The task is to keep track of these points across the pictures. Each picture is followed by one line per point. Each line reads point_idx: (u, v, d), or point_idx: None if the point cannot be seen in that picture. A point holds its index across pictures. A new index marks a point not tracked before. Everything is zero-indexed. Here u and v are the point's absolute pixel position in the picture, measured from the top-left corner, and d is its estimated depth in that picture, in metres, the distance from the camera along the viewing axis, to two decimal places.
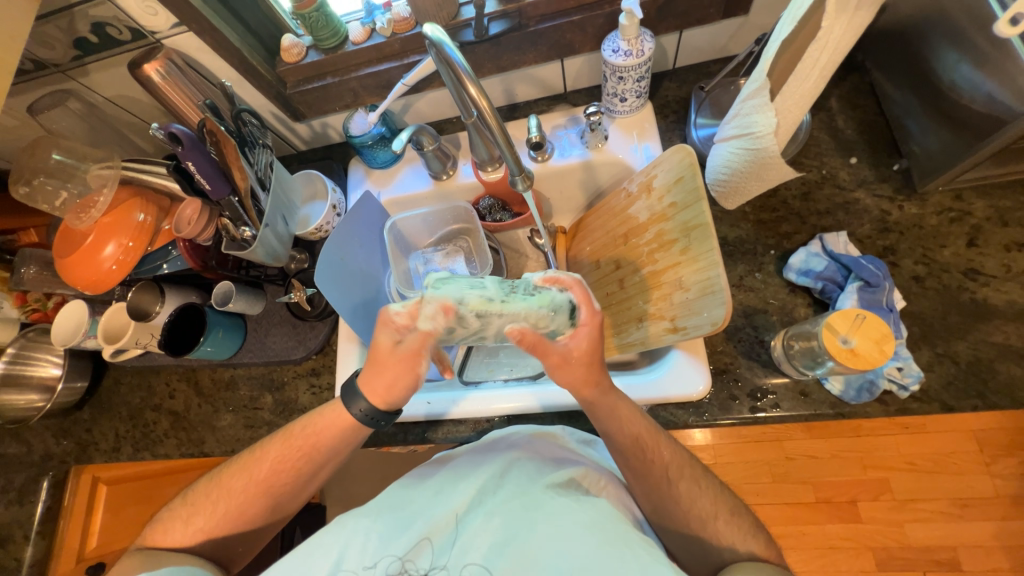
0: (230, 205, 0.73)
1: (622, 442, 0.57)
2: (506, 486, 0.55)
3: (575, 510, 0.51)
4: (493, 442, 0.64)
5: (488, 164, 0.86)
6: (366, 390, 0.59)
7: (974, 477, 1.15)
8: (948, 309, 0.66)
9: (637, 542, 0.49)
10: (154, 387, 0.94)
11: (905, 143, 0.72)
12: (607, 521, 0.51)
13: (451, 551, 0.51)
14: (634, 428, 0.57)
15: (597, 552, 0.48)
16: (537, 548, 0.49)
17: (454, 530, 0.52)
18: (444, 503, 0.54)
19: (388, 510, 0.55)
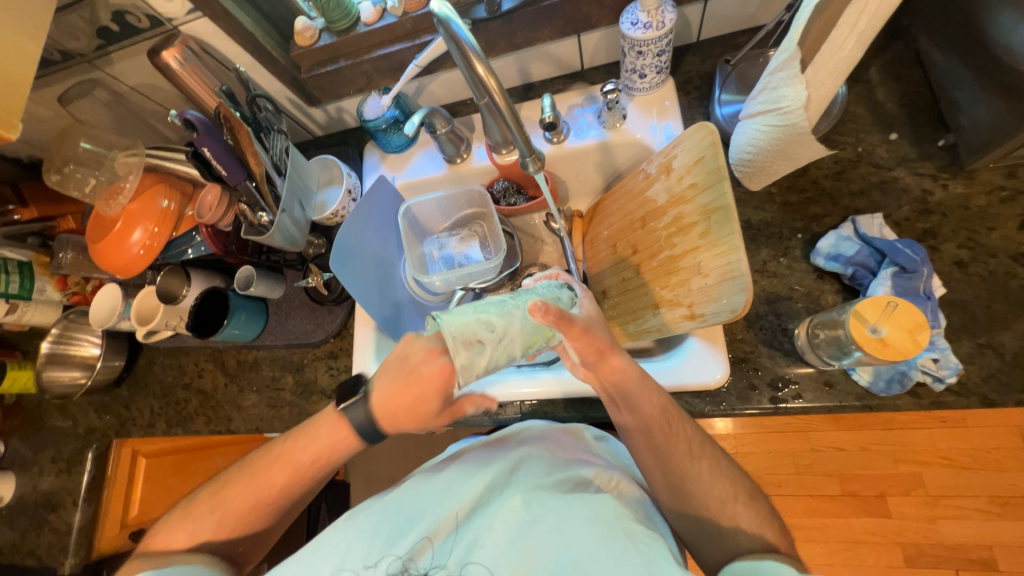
0: (247, 190, 0.75)
1: (642, 420, 0.56)
2: (513, 485, 0.55)
3: (579, 506, 0.51)
4: (506, 438, 0.63)
5: (502, 147, 0.84)
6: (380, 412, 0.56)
7: (1017, 475, 1.18)
8: (994, 296, 0.61)
9: (643, 536, 0.50)
10: (185, 367, 0.98)
11: (951, 116, 0.67)
12: (612, 515, 0.51)
13: (454, 550, 0.51)
14: (647, 415, 0.56)
15: (602, 546, 0.48)
16: (539, 543, 0.49)
17: (458, 530, 0.52)
18: (449, 501, 0.54)
19: (396, 506, 0.55)
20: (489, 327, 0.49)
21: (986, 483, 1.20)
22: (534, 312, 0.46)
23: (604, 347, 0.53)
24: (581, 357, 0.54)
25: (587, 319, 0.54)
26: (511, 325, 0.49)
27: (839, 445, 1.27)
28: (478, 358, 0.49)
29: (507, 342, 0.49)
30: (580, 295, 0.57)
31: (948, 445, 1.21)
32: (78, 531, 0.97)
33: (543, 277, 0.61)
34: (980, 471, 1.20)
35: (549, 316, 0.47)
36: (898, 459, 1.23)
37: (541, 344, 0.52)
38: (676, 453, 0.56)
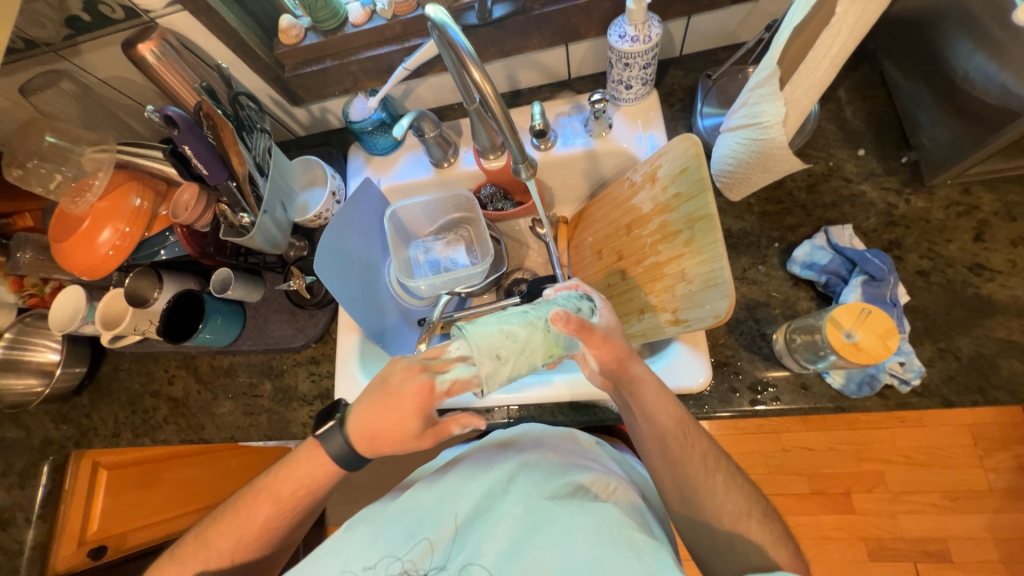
0: (228, 190, 0.72)
1: (657, 427, 0.57)
2: (513, 492, 0.55)
3: (580, 512, 0.52)
4: (505, 443, 0.63)
5: (490, 152, 0.85)
6: (354, 436, 0.55)
7: (967, 470, 1.29)
8: (952, 304, 0.66)
9: (644, 545, 0.50)
10: (153, 373, 0.93)
11: (914, 135, 0.71)
12: (614, 525, 0.51)
13: (453, 559, 0.51)
14: (657, 423, 0.57)
15: (605, 555, 0.48)
16: (541, 552, 0.49)
17: (457, 539, 0.52)
18: (450, 507, 0.54)
19: (395, 515, 0.55)
20: (512, 338, 0.49)
21: (941, 478, 1.29)
22: (556, 321, 0.48)
23: (625, 354, 0.54)
24: (599, 365, 0.55)
25: (606, 327, 0.55)
26: (534, 336, 0.50)
27: (807, 445, 1.35)
28: (502, 368, 0.49)
29: (530, 351, 0.50)
30: (600, 305, 0.57)
31: (906, 443, 1.31)
32: (31, 550, 0.91)
33: (562, 287, 0.61)
34: (935, 468, 1.29)
35: (570, 324, 0.49)
36: (861, 457, 1.32)
37: (561, 353, 0.52)
38: (664, 451, 0.58)
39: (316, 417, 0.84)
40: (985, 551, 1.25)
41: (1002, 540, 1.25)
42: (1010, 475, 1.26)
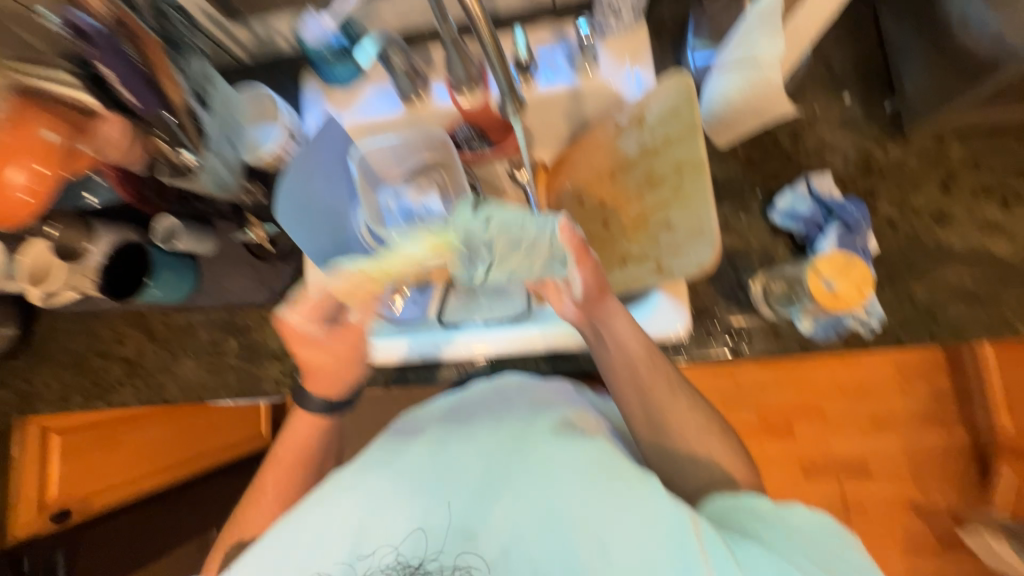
0: (164, 123, 0.63)
1: (628, 356, 0.65)
2: (504, 435, 0.54)
3: (567, 449, 0.51)
4: (492, 395, 0.63)
5: (465, 85, 0.77)
6: (313, 380, 0.74)
7: (891, 397, 1.45)
8: (913, 250, 0.69)
9: (632, 472, 0.48)
10: (98, 332, 0.85)
11: (898, 80, 0.71)
12: (601, 454, 0.50)
13: (438, 505, 0.49)
14: (620, 351, 0.65)
15: (592, 485, 0.47)
16: (533, 487, 0.48)
17: (442, 486, 0.50)
18: (436, 461, 0.52)
19: (378, 465, 0.52)
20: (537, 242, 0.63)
21: (870, 405, 1.46)
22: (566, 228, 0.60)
23: (605, 285, 0.64)
24: (585, 291, 0.64)
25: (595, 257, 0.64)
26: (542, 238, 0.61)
27: (758, 381, 1.48)
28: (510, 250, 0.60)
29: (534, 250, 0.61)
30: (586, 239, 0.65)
31: (844, 376, 1.46)
32: None
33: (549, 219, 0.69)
34: (865, 396, 1.46)
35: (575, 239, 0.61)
36: (805, 390, 1.47)
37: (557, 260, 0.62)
38: (642, 381, 0.64)
39: (290, 373, 0.81)
40: (897, 464, 1.45)
41: (913, 454, 1.45)
42: (926, 399, 1.45)
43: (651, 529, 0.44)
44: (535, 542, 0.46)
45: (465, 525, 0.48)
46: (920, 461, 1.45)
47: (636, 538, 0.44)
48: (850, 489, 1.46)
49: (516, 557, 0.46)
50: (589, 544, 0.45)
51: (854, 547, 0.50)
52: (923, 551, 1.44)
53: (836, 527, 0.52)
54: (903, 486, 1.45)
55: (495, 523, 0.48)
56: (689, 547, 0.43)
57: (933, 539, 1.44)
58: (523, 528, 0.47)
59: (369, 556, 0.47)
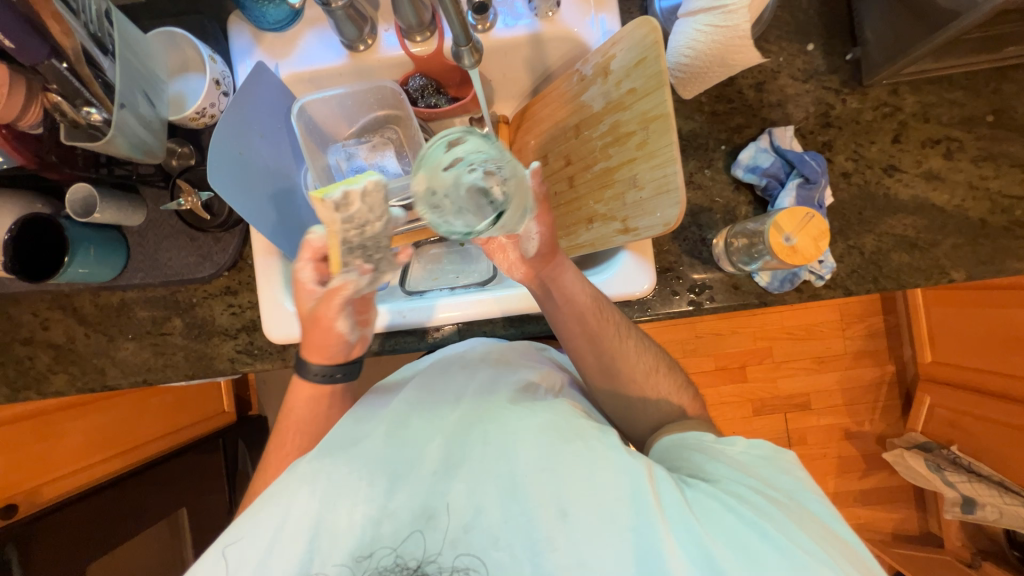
0: (56, 74, 0.53)
1: (577, 308, 0.63)
2: (463, 409, 0.54)
3: (528, 416, 0.51)
4: (449, 363, 0.62)
5: (416, 32, 0.71)
6: (311, 351, 0.61)
7: (833, 340, 1.58)
8: (864, 203, 0.71)
9: (591, 433, 0.50)
10: (17, 318, 0.77)
11: (859, 29, 0.70)
12: (562, 418, 0.51)
13: (398, 487, 0.49)
14: (573, 306, 0.63)
15: (553, 449, 0.48)
16: (490, 460, 0.49)
17: (402, 470, 0.50)
18: (394, 438, 0.52)
19: (336, 444, 0.51)
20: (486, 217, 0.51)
21: (813, 348, 1.58)
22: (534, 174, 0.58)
23: (557, 245, 0.62)
24: (537, 249, 0.61)
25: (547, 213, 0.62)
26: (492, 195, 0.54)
27: (716, 331, 1.57)
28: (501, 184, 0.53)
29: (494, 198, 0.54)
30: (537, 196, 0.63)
31: (792, 322, 1.57)
32: None
33: None
34: (810, 340, 1.57)
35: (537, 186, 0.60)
36: (758, 337, 1.57)
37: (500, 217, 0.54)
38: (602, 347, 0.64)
39: (244, 351, 0.77)
40: (835, 399, 1.60)
41: (848, 389, 1.60)
42: (862, 340, 1.58)
43: (606, 486, 0.46)
44: (496, 512, 0.47)
45: (427, 503, 0.48)
46: (854, 395, 1.60)
47: (593, 495, 0.46)
48: (795, 423, 1.60)
49: (478, 530, 0.47)
50: (548, 506, 0.46)
51: (794, 463, 0.50)
52: (853, 472, 1.62)
53: (778, 449, 0.52)
54: (839, 417, 1.61)
55: (456, 497, 0.48)
56: (643, 497, 0.45)
57: (861, 461, 1.62)
58: (483, 500, 0.47)
59: (331, 545, 0.47)
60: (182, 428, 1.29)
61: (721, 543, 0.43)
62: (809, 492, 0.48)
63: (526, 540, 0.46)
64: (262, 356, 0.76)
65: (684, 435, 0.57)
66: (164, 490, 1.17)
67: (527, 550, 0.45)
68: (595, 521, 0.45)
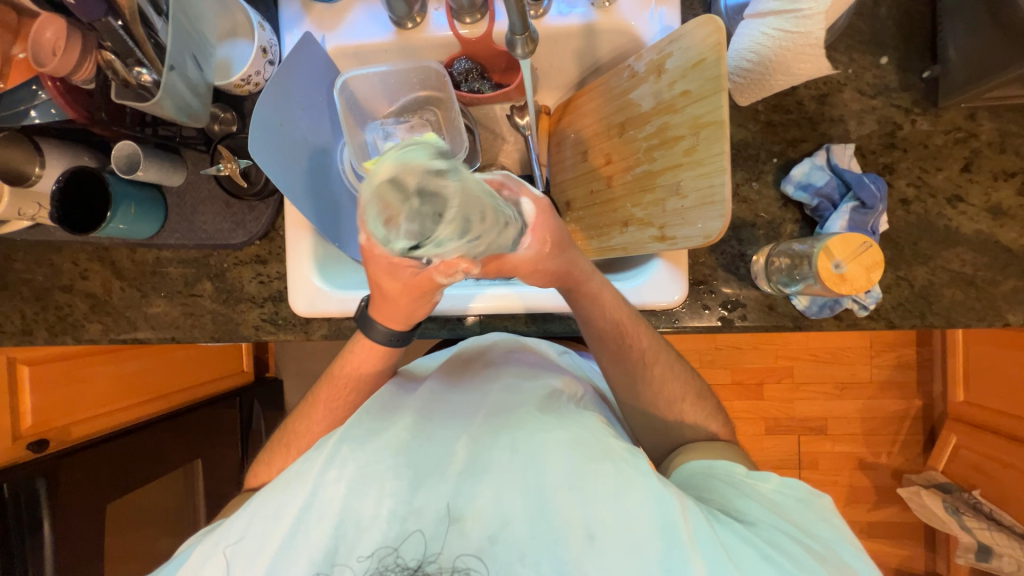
0: (111, 32, 0.54)
1: (599, 328, 0.60)
2: (489, 412, 0.54)
3: (555, 428, 0.51)
4: (477, 357, 0.61)
5: (466, 13, 0.69)
6: (379, 316, 0.57)
7: (859, 366, 1.52)
8: (920, 233, 0.67)
9: (623, 455, 0.49)
10: (59, 265, 0.80)
11: (941, 46, 0.65)
12: (591, 434, 0.51)
13: (422, 487, 0.49)
14: (594, 317, 0.60)
15: (583, 467, 0.48)
16: (518, 470, 0.49)
17: (427, 468, 0.50)
18: (422, 438, 0.52)
19: (361, 433, 0.52)
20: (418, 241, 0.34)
21: (837, 373, 1.52)
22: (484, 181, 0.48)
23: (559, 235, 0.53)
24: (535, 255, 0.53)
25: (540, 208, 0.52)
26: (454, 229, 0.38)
27: (737, 344, 1.53)
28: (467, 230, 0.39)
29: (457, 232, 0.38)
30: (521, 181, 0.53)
31: (817, 344, 1.51)
32: None
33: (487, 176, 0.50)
34: (834, 364, 1.52)
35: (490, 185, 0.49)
36: (779, 355, 1.52)
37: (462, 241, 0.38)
38: (627, 358, 0.62)
39: (269, 320, 0.78)
40: (853, 427, 1.55)
41: (869, 419, 1.54)
42: (890, 370, 1.52)
43: (635, 514, 0.46)
44: (523, 524, 0.47)
45: (451, 506, 0.48)
46: (874, 425, 1.54)
47: (623, 520, 0.46)
48: (808, 447, 1.56)
49: (505, 542, 0.47)
50: (577, 527, 0.46)
51: (829, 511, 0.50)
52: (862, 502, 1.58)
53: (814, 493, 0.52)
54: (855, 446, 1.56)
55: (481, 503, 0.48)
56: (674, 528, 0.45)
57: (872, 493, 1.57)
58: (511, 510, 0.48)
59: (354, 534, 0.48)
60: (203, 383, 1.34)
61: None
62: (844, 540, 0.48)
63: (551, 558, 0.46)
64: (286, 326, 0.78)
65: (716, 463, 0.56)
66: (183, 441, 1.21)
67: (550, 565, 0.46)
68: (623, 546, 0.45)
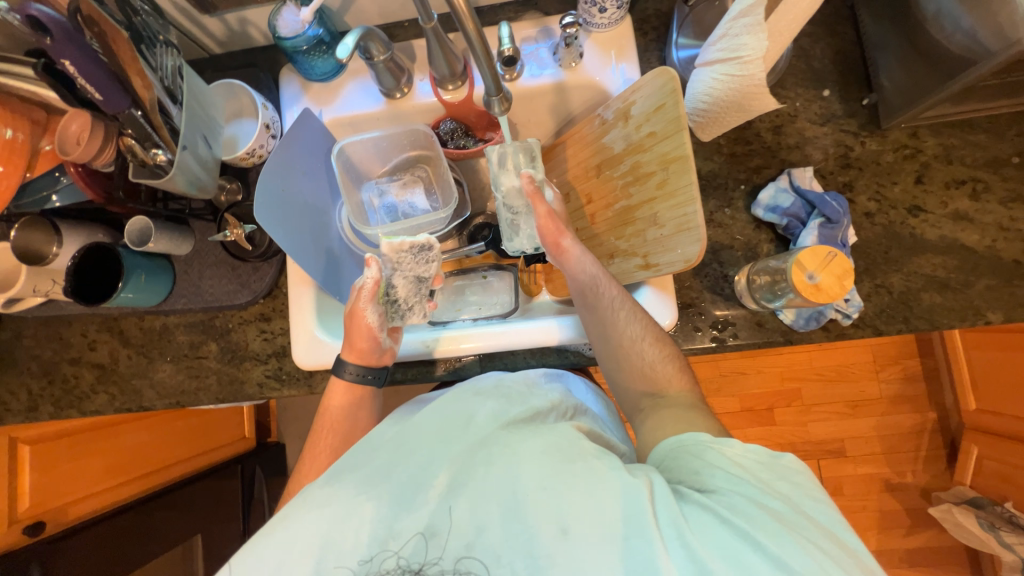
0: (133, 121, 0.59)
1: (585, 280, 0.64)
2: (473, 433, 0.52)
3: (531, 436, 0.49)
4: (457, 392, 0.59)
5: (449, 81, 0.77)
6: (353, 357, 0.68)
7: (866, 381, 1.51)
8: (890, 243, 0.71)
9: (594, 452, 0.47)
10: (68, 338, 0.82)
11: (875, 77, 0.72)
12: (565, 440, 0.48)
13: (405, 512, 0.47)
14: (590, 269, 0.64)
15: (557, 472, 0.45)
16: (493, 481, 0.46)
17: (409, 493, 0.48)
18: (404, 467, 0.50)
19: (349, 473, 0.50)
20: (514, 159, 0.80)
21: (845, 390, 1.51)
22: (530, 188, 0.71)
23: (558, 232, 0.67)
24: (541, 233, 0.68)
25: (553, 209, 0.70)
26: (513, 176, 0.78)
27: (740, 369, 1.53)
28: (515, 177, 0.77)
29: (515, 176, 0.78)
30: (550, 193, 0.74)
31: (821, 363, 1.51)
32: None
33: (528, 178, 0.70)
34: (840, 381, 1.51)
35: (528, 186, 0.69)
36: (784, 377, 1.52)
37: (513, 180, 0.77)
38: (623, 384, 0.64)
39: (273, 376, 0.79)
40: (871, 446, 1.51)
41: (886, 436, 1.51)
42: (898, 383, 1.51)
43: (607, 508, 0.43)
44: (498, 529, 0.45)
45: (432, 524, 0.46)
46: (893, 442, 1.51)
47: (597, 513, 0.43)
48: (829, 471, 1.51)
49: (479, 549, 0.45)
50: (549, 523, 0.44)
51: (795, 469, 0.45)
52: (895, 528, 1.50)
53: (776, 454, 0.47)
54: (877, 467, 1.51)
55: (458, 518, 0.46)
56: (641, 517, 0.42)
57: (904, 516, 1.50)
58: (486, 518, 0.45)
59: (337, 564, 0.45)
60: (205, 452, 1.31)
61: (717, 559, 0.39)
62: (815, 506, 0.43)
63: (525, 556, 0.43)
64: (290, 381, 0.79)
65: (681, 437, 0.50)
66: (185, 514, 1.18)
67: (524, 563, 0.43)
68: (598, 540, 0.42)
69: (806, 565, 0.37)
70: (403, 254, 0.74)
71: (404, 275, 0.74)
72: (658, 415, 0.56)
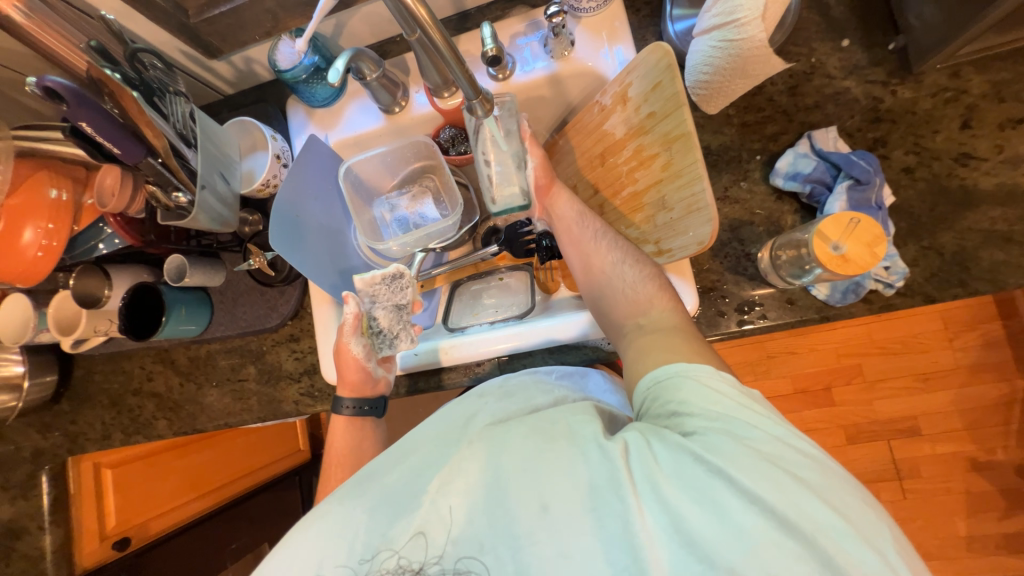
0: (152, 168, 0.64)
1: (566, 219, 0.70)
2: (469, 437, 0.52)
3: (518, 425, 0.49)
4: (464, 400, 0.61)
5: (443, 89, 0.76)
6: (348, 391, 0.71)
7: (937, 351, 1.37)
8: (936, 199, 0.64)
9: (575, 430, 0.46)
10: (130, 371, 0.90)
11: (901, 17, 0.65)
12: (546, 423, 0.48)
13: (400, 517, 0.46)
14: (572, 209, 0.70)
15: (536, 453, 0.45)
16: (476, 471, 0.46)
17: (405, 504, 0.47)
18: (410, 474, 0.50)
19: (368, 480, 0.51)
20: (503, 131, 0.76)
21: (913, 363, 1.38)
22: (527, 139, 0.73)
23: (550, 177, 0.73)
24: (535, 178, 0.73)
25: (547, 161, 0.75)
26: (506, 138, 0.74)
27: (789, 349, 1.43)
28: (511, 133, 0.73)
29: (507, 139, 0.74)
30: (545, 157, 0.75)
31: (882, 336, 1.39)
32: (55, 553, 0.93)
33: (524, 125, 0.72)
34: (906, 354, 1.38)
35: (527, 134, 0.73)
36: (841, 354, 1.41)
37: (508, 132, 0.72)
38: None
39: (307, 393, 0.83)
40: (950, 423, 1.36)
41: (967, 410, 1.36)
42: (976, 351, 1.35)
43: (586, 481, 0.42)
44: (481, 516, 0.44)
45: (424, 527, 0.44)
46: (976, 417, 1.36)
47: (572, 486, 0.42)
48: (902, 452, 1.38)
49: (464, 540, 0.43)
50: (529, 504, 0.42)
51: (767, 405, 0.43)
52: (989, 511, 1.35)
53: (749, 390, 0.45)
54: (960, 445, 1.36)
55: (451, 521, 0.44)
56: (617, 479, 0.40)
57: (999, 498, 1.35)
58: (472, 507, 0.44)
59: (335, 570, 0.45)
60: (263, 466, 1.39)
61: (689, 501, 0.38)
62: (790, 430, 0.42)
63: (506, 540, 0.42)
64: (322, 397, 0.83)
65: (656, 373, 0.48)
66: (252, 524, 1.26)
67: (508, 554, 0.41)
68: (576, 511, 0.41)
69: (778, 497, 0.36)
70: (377, 286, 0.71)
71: (384, 306, 0.72)
72: (641, 341, 0.54)
